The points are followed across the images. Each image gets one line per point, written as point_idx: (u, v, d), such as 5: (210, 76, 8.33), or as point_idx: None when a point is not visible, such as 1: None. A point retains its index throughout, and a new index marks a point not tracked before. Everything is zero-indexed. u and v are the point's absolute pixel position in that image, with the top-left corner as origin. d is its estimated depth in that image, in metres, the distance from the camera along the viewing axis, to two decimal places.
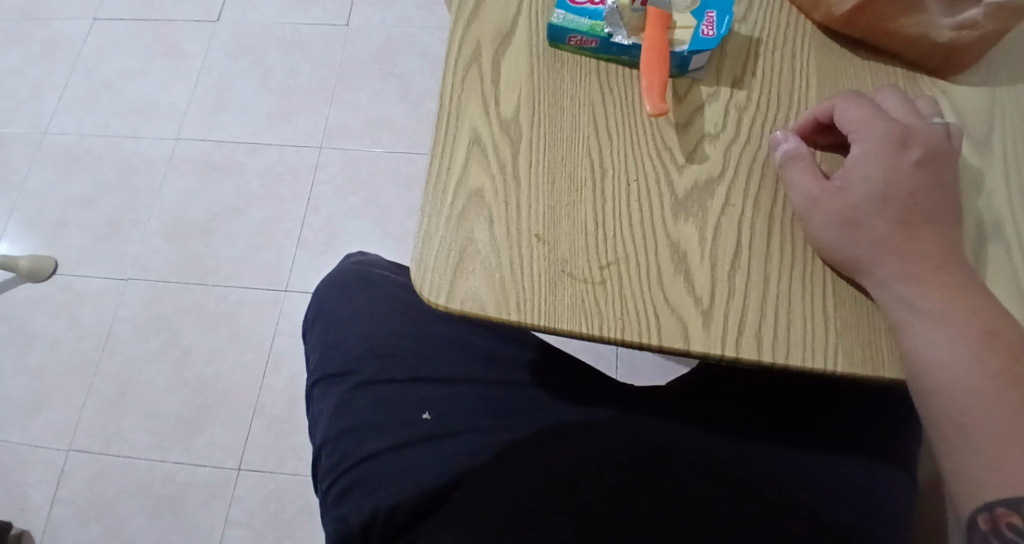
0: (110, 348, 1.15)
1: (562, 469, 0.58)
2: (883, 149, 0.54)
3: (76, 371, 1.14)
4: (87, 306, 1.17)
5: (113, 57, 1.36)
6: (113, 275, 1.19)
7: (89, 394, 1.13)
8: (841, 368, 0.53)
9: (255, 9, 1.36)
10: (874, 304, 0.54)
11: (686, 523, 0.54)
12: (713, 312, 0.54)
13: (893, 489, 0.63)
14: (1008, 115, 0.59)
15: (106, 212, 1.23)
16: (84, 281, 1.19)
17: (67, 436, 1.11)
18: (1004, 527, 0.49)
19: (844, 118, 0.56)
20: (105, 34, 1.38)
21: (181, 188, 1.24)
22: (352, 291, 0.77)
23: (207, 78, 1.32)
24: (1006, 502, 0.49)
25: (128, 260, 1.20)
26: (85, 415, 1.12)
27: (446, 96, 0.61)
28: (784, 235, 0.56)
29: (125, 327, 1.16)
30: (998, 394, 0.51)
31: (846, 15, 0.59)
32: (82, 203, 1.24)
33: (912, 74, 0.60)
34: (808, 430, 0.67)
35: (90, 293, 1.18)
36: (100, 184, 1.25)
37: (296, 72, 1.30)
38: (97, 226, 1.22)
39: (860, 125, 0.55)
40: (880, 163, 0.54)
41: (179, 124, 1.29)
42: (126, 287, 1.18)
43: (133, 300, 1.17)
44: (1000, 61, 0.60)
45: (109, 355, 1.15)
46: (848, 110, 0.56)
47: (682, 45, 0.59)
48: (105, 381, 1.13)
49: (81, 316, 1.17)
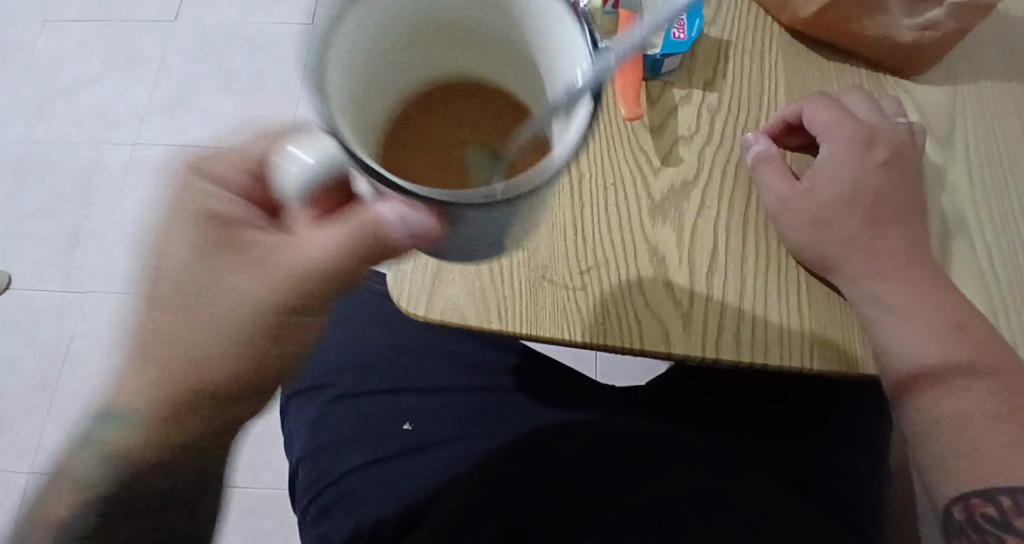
0: (71, 365, 1.12)
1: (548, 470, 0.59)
2: (851, 150, 0.56)
3: (39, 390, 1.12)
4: (49, 323, 1.15)
5: (67, 62, 1.31)
6: (72, 289, 1.16)
7: (49, 415, 1.11)
8: (818, 366, 0.53)
9: (213, 7, 1.30)
10: (845, 302, 0.55)
11: (670, 507, 0.54)
12: (693, 313, 0.55)
13: (870, 478, 0.65)
14: (969, 112, 0.60)
15: (65, 224, 1.20)
16: (44, 297, 1.16)
17: (28, 459, 1.10)
18: (979, 517, 0.48)
19: (813, 120, 0.57)
20: (59, 38, 1.33)
21: (143, 195, 1.20)
22: None
23: (167, 81, 1.27)
24: (981, 492, 0.48)
25: (89, 272, 1.17)
26: (47, 437, 1.10)
27: None
28: (759, 236, 0.57)
29: (87, 342, 1.13)
30: (966, 387, 0.51)
31: (812, 17, 0.59)
32: (38, 215, 1.21)
33: (875, 75, 0.61)
34: (789, 426, 0.67)
35: (51, 308, 1.15)
36: (51, 190, 1.22)
37: (261, 74, 1.25)
38: (55, 239, 1.19)
39: (829, 126, 0.56)
40: (849, 164, 0.56)
41: (138, 129, 1.24)
42: (86, 301, 1.15)
43: (95, 314, 1.14)
44: (961, 60, 0.61)
45: (72, 372, 1.12)
46: (817, 112, 0.57)
47: (654, 49, 0.59)
48: (66, 400, 1.11)
49: (41, 332, 1.14)
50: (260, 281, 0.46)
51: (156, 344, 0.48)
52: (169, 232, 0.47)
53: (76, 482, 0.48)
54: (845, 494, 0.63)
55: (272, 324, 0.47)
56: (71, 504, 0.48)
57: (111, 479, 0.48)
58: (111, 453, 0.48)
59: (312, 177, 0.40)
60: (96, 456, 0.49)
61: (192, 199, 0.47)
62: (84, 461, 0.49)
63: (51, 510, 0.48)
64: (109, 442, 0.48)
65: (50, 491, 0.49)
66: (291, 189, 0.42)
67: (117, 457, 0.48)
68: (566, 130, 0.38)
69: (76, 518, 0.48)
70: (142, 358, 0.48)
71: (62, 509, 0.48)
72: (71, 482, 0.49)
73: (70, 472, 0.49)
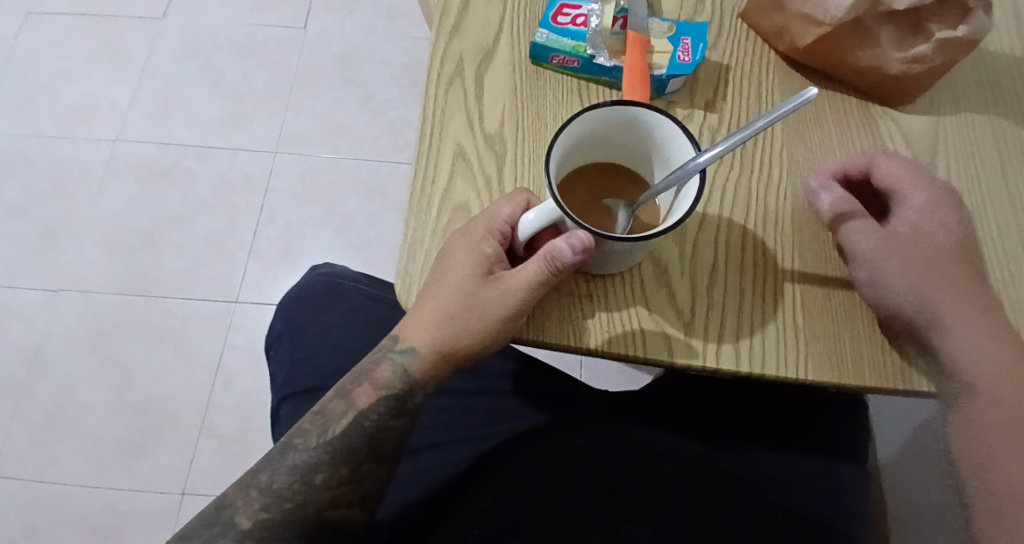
0: (41, 367, 1.07)
1: (539, 468, 0.59)
2: (938, 205, 0.57)
3: (4, 393, 1.06)
4: (17, 322, 1.10)
5: (49, 55, 1.27)
6: (45, 289, 1.11)
7: (18, 419, 1.05)
8: (812, 376, 0.55)
9: (203, 8, 1.30)
10: (838, 316, 0.56)
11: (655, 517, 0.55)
12: (695, 322, 0.56)
13: (852, 488, 0.66)
14: (951, 143, 0.63)
15: (37, 221, 1.15)
16: (13, 296, 1.11)
17: None
18: None
19: (889, 174, 0.59)
20: (41, 31, 1.29)
21: (122, 193, 1.17)
22: (321, 304, 0.72)
23: (152, 79, 1.25)
24: None
25: (61, 271, 1.12)
26: (13, 441, 1.04)
27: (429, 107, 0.62)
28: (755, 253, 0.58)
29: (59, 343, 1.08)
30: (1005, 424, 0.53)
31: (807, 47, 0.62)
32: (12, 212, 1.16)
33: (865, 103, 0.64)
34: (779, 433, 0.68)
35: (20, 308, 1.10)
36: (29, 187, 1.18)
37: (249, 76, 1.24)
38: (28, 236, 1.15)
39: (908, 182, 0.58)
40: (937, 216, 0.57)
41: (119, 127, 1.21)
42: (59, 301, 1.10)
43: (67, 315, 1.09)
44: (943, 93, 0.65)
45: (40, 374, 1.07)
46: (892, 169, 0.59)
47: (660, 69, 0.61)
48: (36, 403, 1.05)
49: (8, 333, 1.09)
50: (512, 284, 0.53)
51: (421, 325, 0.55)
52: (453, 238, 0.55)
53: (375, 386, 0.55)
54: (824, 495, 0.65)
55: (523, 319, 0.54)
56: (369, 400, 0.55)
57: (398, 395, 0.55)
58: (400, 375, 0.55)
59: (536, 226, 0.51)
60: (392, 372, 0.56)
61: (471, 231, 0.55)
62: (379, 374, 0.56)
63: (354, 402, 0.55)
64: (397, 366, 0.56)
65: (351, 386, 0.56)
66: (522, 234, 0.52)
67: (403, 379, 0.55)
68: (677, 198, 0.51)
69: (372, 411, 0.55)
70: (418, 317, 0.55)
71: (361, 402, 0.55)
72: (370, 386, 0.56)
73: (374, 375, 0.56)
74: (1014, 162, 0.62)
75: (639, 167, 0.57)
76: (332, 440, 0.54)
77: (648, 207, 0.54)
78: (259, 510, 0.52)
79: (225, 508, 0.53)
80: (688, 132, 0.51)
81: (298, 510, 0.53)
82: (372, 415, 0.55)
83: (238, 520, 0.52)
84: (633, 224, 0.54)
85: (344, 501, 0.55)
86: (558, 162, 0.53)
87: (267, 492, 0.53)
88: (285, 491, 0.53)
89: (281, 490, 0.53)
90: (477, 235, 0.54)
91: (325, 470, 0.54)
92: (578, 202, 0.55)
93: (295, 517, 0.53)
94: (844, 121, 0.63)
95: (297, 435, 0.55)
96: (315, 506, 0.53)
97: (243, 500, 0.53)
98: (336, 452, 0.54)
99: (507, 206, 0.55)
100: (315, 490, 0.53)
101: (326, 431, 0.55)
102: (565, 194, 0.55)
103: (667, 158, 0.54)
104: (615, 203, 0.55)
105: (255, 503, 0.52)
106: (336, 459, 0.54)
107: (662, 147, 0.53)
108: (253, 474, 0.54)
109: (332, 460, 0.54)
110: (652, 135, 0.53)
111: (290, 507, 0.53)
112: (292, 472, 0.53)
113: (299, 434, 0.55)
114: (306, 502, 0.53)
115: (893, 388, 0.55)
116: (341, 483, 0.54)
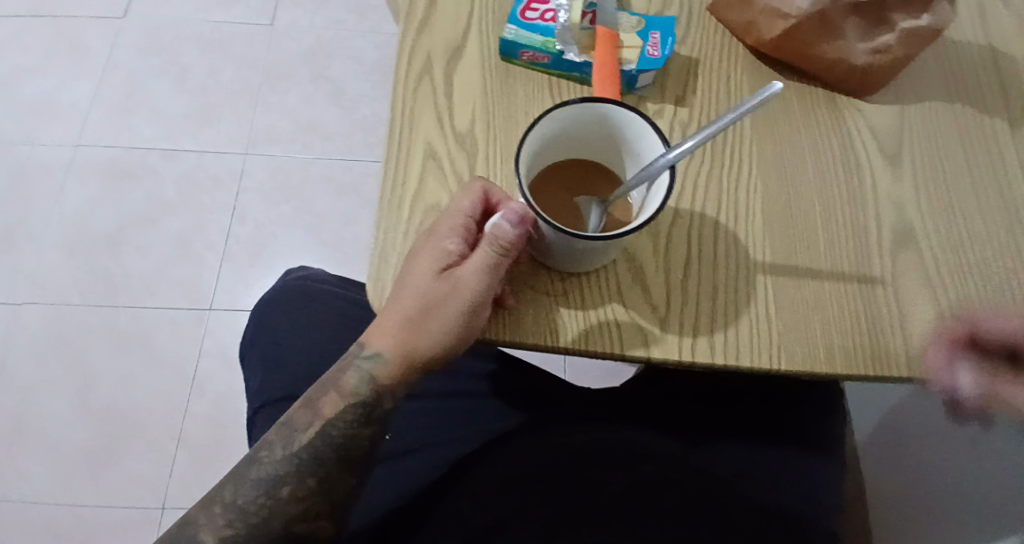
0: (5, 377, 1.05)
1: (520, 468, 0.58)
2: None
3: None
4: None
5: (4, 53, 1.24)
6: (7, 296, 1.08)
7: None
8: (784, 367, 0.56)
9: (165, 3, 1.27)
10: (806, 310, 0.57)
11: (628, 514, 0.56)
12: (669, 317, 0.57)
13: (822, 477, 0.68)
14: (915, 132, 0.64)
15: None
16: None
17: None
18: None
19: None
20: None
21: (85, 196, 1.14)
22: (294, 308, 0.72)
23: (113, 77, 1.22)
24: None
25: (24, 278, 1.09)
26: None
27: (398, 106, 0.61)
28: (726, 245, 0.59)
29: (24, 351, 1.06)
30: None
31: (775, 40, 0.63)
32: None
33: (831, 95, 0.65)
34: (753, 424, 0.69)
35: None
36: None
37: (214, 72, 1.22)
38: None
39: None
40: None
41: (79, 127, 1.18)
42: (23, 308, 1.08)
43: (32, 322, 1.07)
44: (907, 84, 0.66)
45: (4, 385, 1.04)
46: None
47: (630, 64, 0.61)
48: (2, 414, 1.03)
49: None
50: (471, 281, 0.52)
51: (383, 330, 0.54)
52: (416, 242, 0.55)
53: (341, 394, 0.55)
54: (791, 485, 0.67)
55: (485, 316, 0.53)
56: (335, 409, 0.55)
57: (365, 402, 0.55)
58: (366, 381, 0.55)
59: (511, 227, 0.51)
60: (359, 379, 0.55)
61: (431, 234, 0.54)
62: (345, 381, 0.55)
63: (320, 411, 0.55)
64: (363, 373, 0.55)
65: (317, 395, 0.56)
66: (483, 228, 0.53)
67: (370, 385, 0.55)
68: (648, 196, 0.52)
69: (339, 420, 0.55)
70: (382, 322, 0.55)
71: (328, 411, 0.55)
72: (337, 394, 0.55)
73: (340, 383, 0.55)
74: (978, 152, 0.63)
75: (609, 164, 0.57)
76: (297, 451, 0.54)
77: (620, 204, 0.55)
78: (224, 526, 0.53)
79: (188, 525, 0.54)
80: (658, 130, 0.51)
81: (264, 525, 0.53)
82: (339, 424, 0.55)
83: (203, 536, 0.53)
84: (606, 221, 0.54)
85: (313, 513, 0.54)
86: (529, 161, 0.52)
87: (232, 508, 0.53)
88: (249, 506, 0.53)
89: (246, 506, 0.53)
90: (436, 237, 0.54)
91: (291, 482, 0.54)
92: (550, 200, 0.55)
93: (261, 532, 0.53)
94: (811, 112, 0.64)
95: (262, 448, 0.55)
96: (282, 520, 0.53)
97: (207, 518, 0.53)
98: (302, 464, 0.54)
99: (467, 203, 0.54)
100: (281, 503, 0.53)
101: (292, 442, 0.54)
102: (536, 193, 0.55)
103: (638, 156, 0.54)
104: (587, 201, 0.55)
105: (219, 519, 0.53)
106: (302, 471, 0.54)
107: (631, 144, 0.54)
108: (219, 490, 0.54)
109: (298, 472, 0.54)
110: (622, 133, 0.53)
111: (256, 522, 0.53)
112: (257, 486, 0.54)
113: (264, 447, 0.55)
114: (272, 517, 0.53)
115: (863, 375, 0.56)
116: (308, 495, 0.54)
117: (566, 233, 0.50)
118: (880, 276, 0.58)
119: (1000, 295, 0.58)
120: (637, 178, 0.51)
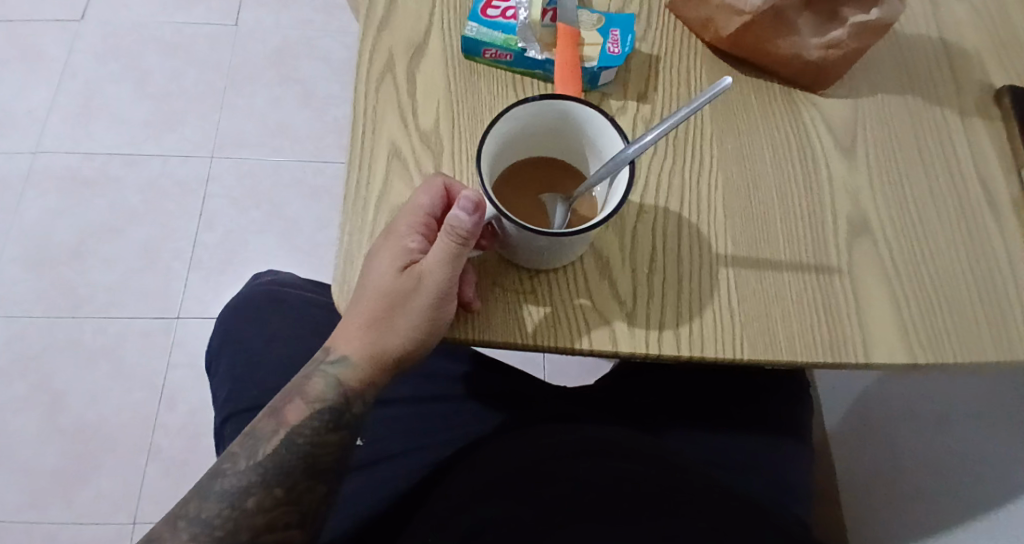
0: None
1: (495, 468, 0.59)
2: None
3: None
4: None
5: None
6: None
7: None
8: (748, 357, 0.57)
9: (124, 5, 1.25)
10: (768, 304, 0.58)
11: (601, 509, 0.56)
12: (636, 311, 0.57)
13: (793, 465, 0.69)
14: (869, 124, 0.65)
15: None
16: None
17: None
18: None
19: None
20: None
21: (45, 207, 1.12)
22: (263, 314, 0.71)
23: (70, 83, 1.19)
24: None
25: None
26: None
27: (361, 108, 0.61)
28: (689, 240, 0.60)
29: None
30: None
31: (731, 36, 0.64)
32: None
33: (787, 90, 0.66)
34: (724, 414, 0.70)
35: None
36: None
37: (177, 75, 1.21)
38: None
39: None
40: None
41: (38, 136, 1.16)
42: None
43: None
44: (861, 77, 0.67)
45: None
46: None
47: (591, 62, 0.62)
48: None
49: None
50: (431, 277, 0.53)
51: (349, 332, 0.55)
52: (376, 242, 0.55)
53: (306, 401, 0.55)
54: (764, 473, 0.68)
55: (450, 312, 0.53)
56: (300, 416, 0.55)
57: (332, 407, 0.55)
58: (333, 386, 0.55)
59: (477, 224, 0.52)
60: (325, 384, 0.55)
61: (389, 232, 0.54)
62: (312, 387, 0.55)
63: (285, 419, 0.55)
64: (329, 378, 0.55)
65: (281, 404, 0.56)
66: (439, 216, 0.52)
67: (337, 389, 0.55)
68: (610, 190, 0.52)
69: (305, 426, 0.55)
70: (347, 326, 0.55)
71: (293, 419, 0.55)
72: (302, 401, 0.55)
73: (305, 389, 0.55)
74: (931, 143, 0.65)
75: (572, 160, 0.57)
76: (262, 461, 0.54)
77: (585, 199, 0.55)
78: (188, 540, 0.52)
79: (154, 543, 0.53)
80: (617, 125, 0.52)
81: (229, 537, 0.52)
82: (305, 430, 0.55)
83: None
84: (570, 217, 0.55)
85: (282, 523, 0.54)
86: (491, 159, 0.53)
87: (197, 522, 0.53)
88: (214, 520, 0.53)
89: (212, 520, 0.53)
90: (394, 235, 0.54)
91: (257, 493, 0.53)
92: (513, 197, 0.55)
93: None
94: (768, 107, 0.65)
95: (226, 460, 0.54)
96: (248, 532, 0.53)
97: (171, 533, 0.53)
98: (267, 473, 0.54)
99: (421, 195, 0.54)
100: (247, 514, 0.53)
101: (256, 452, 0.54)
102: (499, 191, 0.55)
103: (600, 151, 0.54)
104: (551, 197, 0.55)
105: (184, 534, 0.53)
106: (267, 480, 0.54)
107: (592, 139, 0.54)
108: (183, 505, 0.54)
109: (263, 482, 0.54)
110: (583, 130, 0.54)
111: (221, 534, 0.52)
112: (221, 498, 0.53)
113: (228, 460, 0.54)
114: (238, 528, 0.53)
115: (824, 364, 0.57)
116: (274, 504, 0.53)
117: (528, 228, 0.50)
118: (839, 266, 0.60)
119: (955, 285, 0.60)
120: (599, 173, 0.51)
